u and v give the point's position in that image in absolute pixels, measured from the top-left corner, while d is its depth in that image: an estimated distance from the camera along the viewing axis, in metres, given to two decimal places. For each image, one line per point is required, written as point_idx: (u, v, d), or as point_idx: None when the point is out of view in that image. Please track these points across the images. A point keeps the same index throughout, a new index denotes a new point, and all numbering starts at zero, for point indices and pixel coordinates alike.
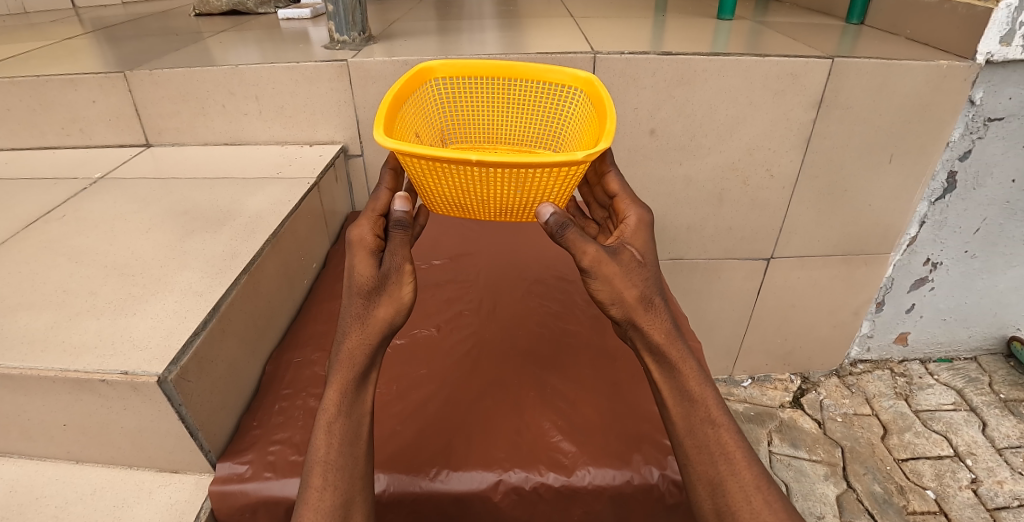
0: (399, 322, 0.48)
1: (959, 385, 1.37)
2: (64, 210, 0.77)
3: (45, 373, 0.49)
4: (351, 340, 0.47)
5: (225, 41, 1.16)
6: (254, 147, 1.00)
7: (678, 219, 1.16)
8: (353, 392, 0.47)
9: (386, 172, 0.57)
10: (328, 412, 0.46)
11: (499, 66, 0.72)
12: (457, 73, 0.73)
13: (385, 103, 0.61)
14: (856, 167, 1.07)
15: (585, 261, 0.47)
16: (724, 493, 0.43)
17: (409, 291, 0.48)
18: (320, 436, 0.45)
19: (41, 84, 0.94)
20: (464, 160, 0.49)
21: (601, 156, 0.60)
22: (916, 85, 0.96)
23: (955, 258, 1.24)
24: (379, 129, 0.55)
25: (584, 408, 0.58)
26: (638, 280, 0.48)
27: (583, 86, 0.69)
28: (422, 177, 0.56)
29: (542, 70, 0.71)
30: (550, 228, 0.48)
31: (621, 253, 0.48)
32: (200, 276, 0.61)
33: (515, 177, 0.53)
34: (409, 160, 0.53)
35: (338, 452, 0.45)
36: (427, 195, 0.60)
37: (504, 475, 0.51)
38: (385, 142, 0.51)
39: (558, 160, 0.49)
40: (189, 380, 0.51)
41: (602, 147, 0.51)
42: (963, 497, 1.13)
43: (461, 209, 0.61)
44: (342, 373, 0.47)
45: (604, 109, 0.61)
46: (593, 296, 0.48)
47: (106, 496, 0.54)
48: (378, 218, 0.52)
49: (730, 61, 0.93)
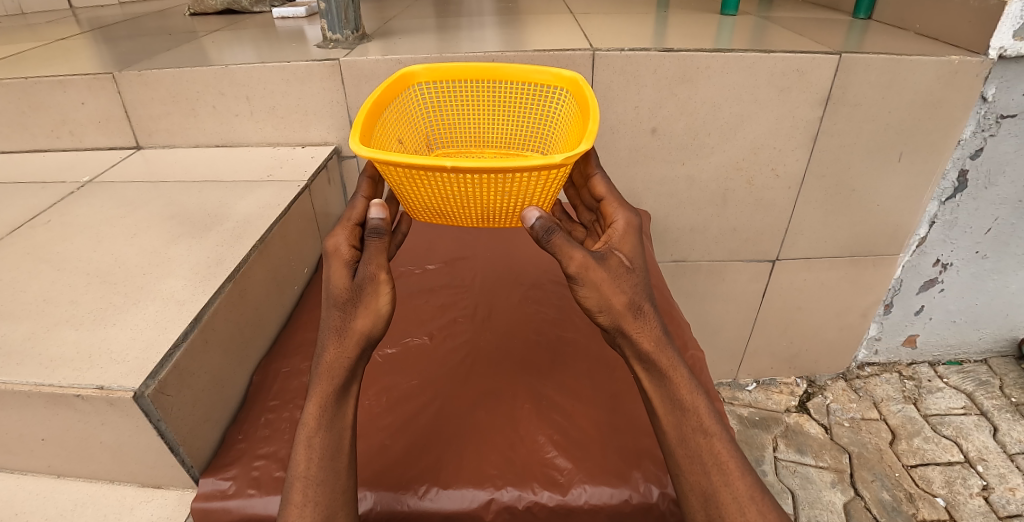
0: (378, 334, 0.46)
1: (969, 388, 1.34)
2: (50, 215, 0.75)
3: (19, 388, 0.47)
4: (329, 354, 0.46)
5: (218, 40, 1.14)
6: (246, 149, 0.98)
7: (681, 220, 1.13)
8: (333, 405, 0.45)
9: (364, 180, 0.55)
10: (308, 426, 0.44)
11: (482, 68, 0.70)
12: (438, 77, 0.71)
13: (363, 111, 0.59)
14: (865, 166, 1.04)
15: (572, 267, 0.44)
16: (717, 505, 0.41)
17: (386, 302, 0.46)
18: (301, 450, 0.43)
19: (30, 86, 0.93)
20: (438, 166, 0.47)
21: (585, 158, 0.58)
22: (926, 81, 0.93)
23: (965, 259, 1.21)
24: (356, 137, 0.54)
25: (580, 422, 0.56)
26: (627, 286, 0.45)
27: (568, 85, 0.67)
28: (401, 185, 0.54)
29: (526, 70, 0.69)
30: (537, 233, 0.45)
31: (609, 259, 0.46)
32: (184, 284, 0.59)
33: (497, 181, 0.50)
34: (387, 169, 0.51)
35: (318, 466, 0.43)
36: (408, 202, 0.58)
37: (496, 493, 0.49)
38: (360, 151, 0.49)
39: (535, 164, 0.47)
40: (169, 394, 0.49)
41: (581, 148, 0.49)
42: (974, 504, 1.10)
43: (443, 216, 0.59)
44: (322, 386, 0.45)
45: (588, 108, 0.59)
46: (580, 303, 0.46)
47: (87, 512, 0.53)
48: (354, 227, 0.49)
49: (734, 57, 0.91)
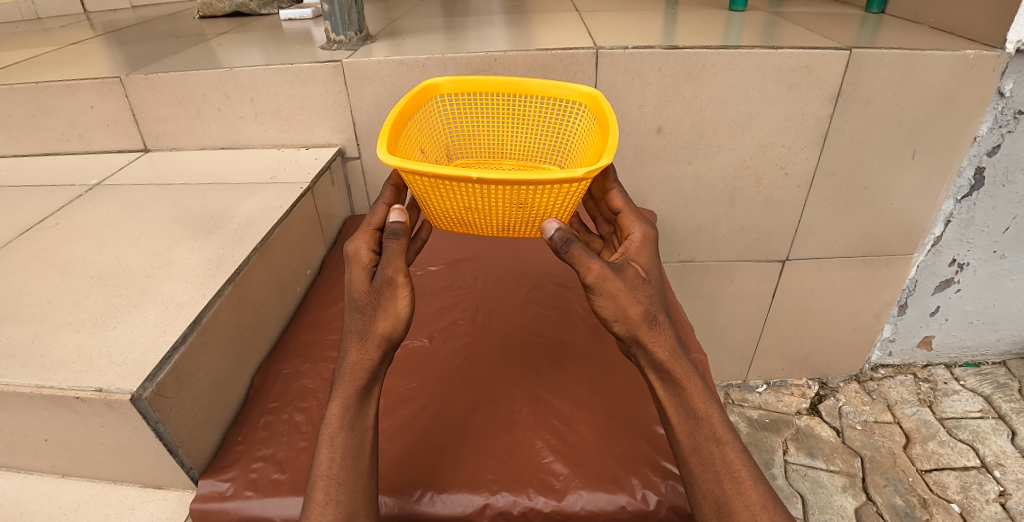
0: (399, 336, 0.46)
1: (986, 391, 1.31)
2: (58, 218, 0.76)
3: (21, 390, 0.48)
4: (351, 356, 0.46)
5: (225, 43, 1.15)
6: (251, 151, 0.98)
7: (688, 220, 1.12)
8: (356, 406, 0.45)
9: (387, 188, 0.56)
10: (331, 426, 0.44)
11: (504, 81, 0.70)
12: (462, 90, 0.71)
13: (390, 120, 0.60)
14: (876, 163, 1.02)
15: (590, 277, 0.44)
16: (729, 514, 0.40)
17: (405, 305, 0.46)
18: (324, 449, 0.44)
19: (39, 90, 0.94)
20: (465, 177, 0.48)
21: (604, 173, 0.58)
22: (941, 77, 0.90)
23: (982, 259, 1.18)
24: (382, 146, 0.55)
25: (578, 427, 0.55)
26: (643, 296, 0.45)
27: (587, 101, 0.68)
28: (425, 193, 0.54)
29: (546, 85, 0.69)
30: (554, 244, 0.45)
31: (626, 269, 0.45)
32: (184, 287, 0.60)
33: (517, 192, 0.51)
34: (411, 178, 0.52)
35: (341, 466, 0.43)
36: (430, 210, 0.58)
37: (491, 499, 0.49)
38: (387, 160, 0.50)
39: (558, 178, 0.47)
40: (167, 397, 0.49)
41: (603, 163, 0.50)
42: (990, 511, 1.07)
43: (465, 224, 0.59)
44: (344, 388, 0.46)
45: (608, 125, 0.60)
46: (597, 312, 0.45)
47: (90, 512, 0.53)
48: (374, 232, 0.50)
49: (741, 54, 0.89)
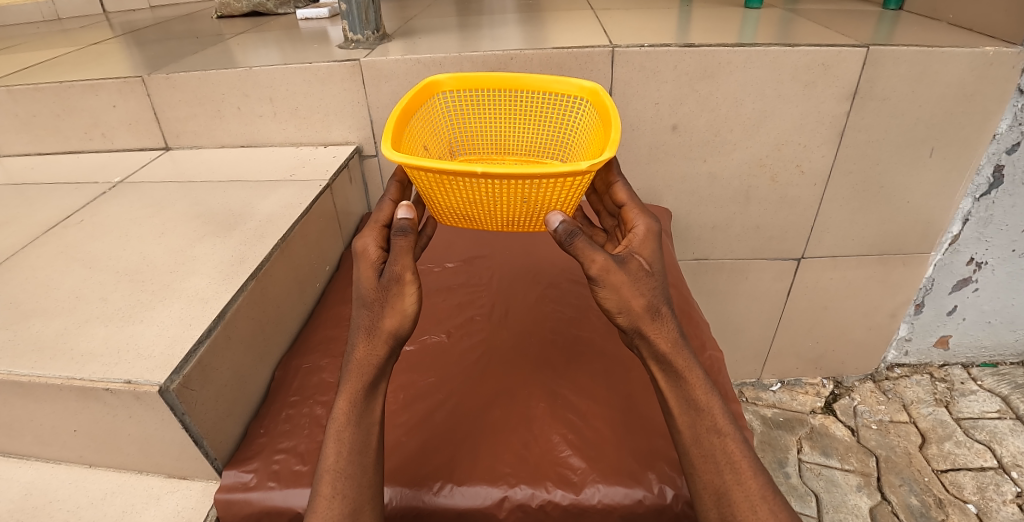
0: (406, 332, 0.47)
1: (1004, 392, 1.29)
2: (83, 215, 0.78)
3: (53, 381, 0.49)
4: (359, 351, 0.47)
5: (243, 42, 1.17)
6: (270, 149, 1.00)
7: (703, 218, 1.11)
8: (363, 401, 0.46)
9: (392, 184, 0.57)
10: (338, 421, 0.45)
11: (505, 76, 0.71)
12: (464, 86, 0.72)
13: (393, 118, 0.61)
14: (894, 161, 1.01)
15: (593, 270, 0.44)
16: (729, 504, 0.40)
17: (412, 302, 0.46)
18: (331, 444, 0.44)
19: (63, 89, 0.96)
20: (469, 172, 0.48)
21: (607, 166, 0.58)
22: (960, 74, 0.89)
23: (1000, 258, 1.16)
24: (387, 143, 0.56)
25: (595, 423, 0.56)
26: (646, 289, 0.45)
27: (588, 96, 0.67)
28: (429, 189, 0.55)
29: (548, 81, 0.69)
30: (559, 236, 0.45)
31: (629, 262, 0.46)
32: (208, 283, 0.61)
33: (522, 187, 0.51)
34: (415, 173, 0.53)
35: (347, 461, 0.44)
36: (434, 206, 0.59)
37: (509, 492, 0.50)
38: (393, 156, 0.51)
39: (562, 171, 0.48)
40: (193, 389, 0.50)
41: (607, 156, 0.50)
42: (1007, 512, 1.06)
43: (469, 219, 0.60)
44: (351, 383, 0.46)
45: (610, 119, 0.60)
46: (600, 304, 0.46)
47: (116, 501, 0.55)
48: (381, 229, 0.51)
49: (757, 52, 0.89)
